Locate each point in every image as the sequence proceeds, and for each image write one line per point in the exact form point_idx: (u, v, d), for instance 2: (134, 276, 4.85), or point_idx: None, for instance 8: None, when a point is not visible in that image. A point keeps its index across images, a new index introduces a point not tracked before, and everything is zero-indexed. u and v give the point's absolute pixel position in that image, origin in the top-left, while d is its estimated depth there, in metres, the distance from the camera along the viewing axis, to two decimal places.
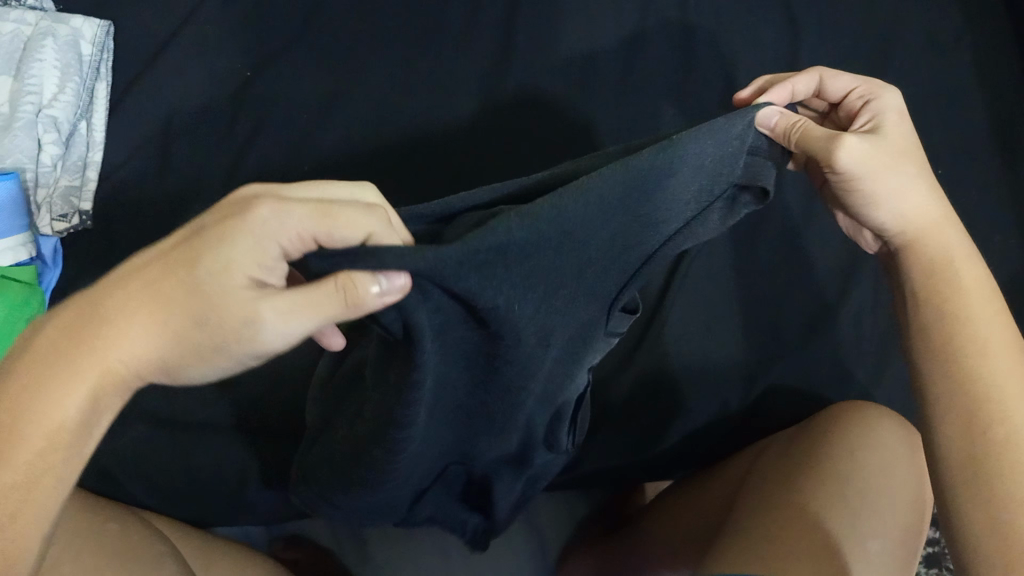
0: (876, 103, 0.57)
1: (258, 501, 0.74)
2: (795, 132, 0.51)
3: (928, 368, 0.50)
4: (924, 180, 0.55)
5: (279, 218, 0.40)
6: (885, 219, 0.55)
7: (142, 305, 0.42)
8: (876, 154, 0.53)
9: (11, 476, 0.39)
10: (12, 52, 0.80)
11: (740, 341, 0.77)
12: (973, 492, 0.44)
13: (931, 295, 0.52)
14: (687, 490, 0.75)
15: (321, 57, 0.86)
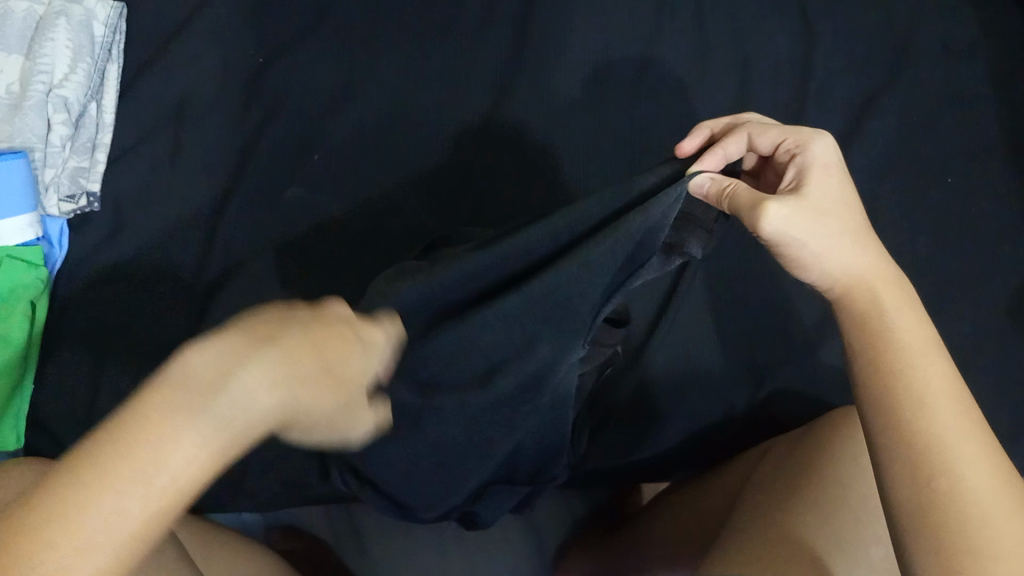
0: (803, 155, 0.53)
1: (257, 487, 0.74)
2: (725, 198, 0.51)
3: (873, 421, 0.44)
4: (854, 235, 0.49)
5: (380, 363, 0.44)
6: (818, 280, 0.49)
7: (286, 358, 0.38)
8: (803, 212, 0.48)
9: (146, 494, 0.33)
10: (24, 30, 0.79)
11: (745, 341, 0.77)
12: (923, 536, 0.39)
13: (860, 342, 0.46)
14: (692, 488, 0.75)
15: (333, 44, 0.86)
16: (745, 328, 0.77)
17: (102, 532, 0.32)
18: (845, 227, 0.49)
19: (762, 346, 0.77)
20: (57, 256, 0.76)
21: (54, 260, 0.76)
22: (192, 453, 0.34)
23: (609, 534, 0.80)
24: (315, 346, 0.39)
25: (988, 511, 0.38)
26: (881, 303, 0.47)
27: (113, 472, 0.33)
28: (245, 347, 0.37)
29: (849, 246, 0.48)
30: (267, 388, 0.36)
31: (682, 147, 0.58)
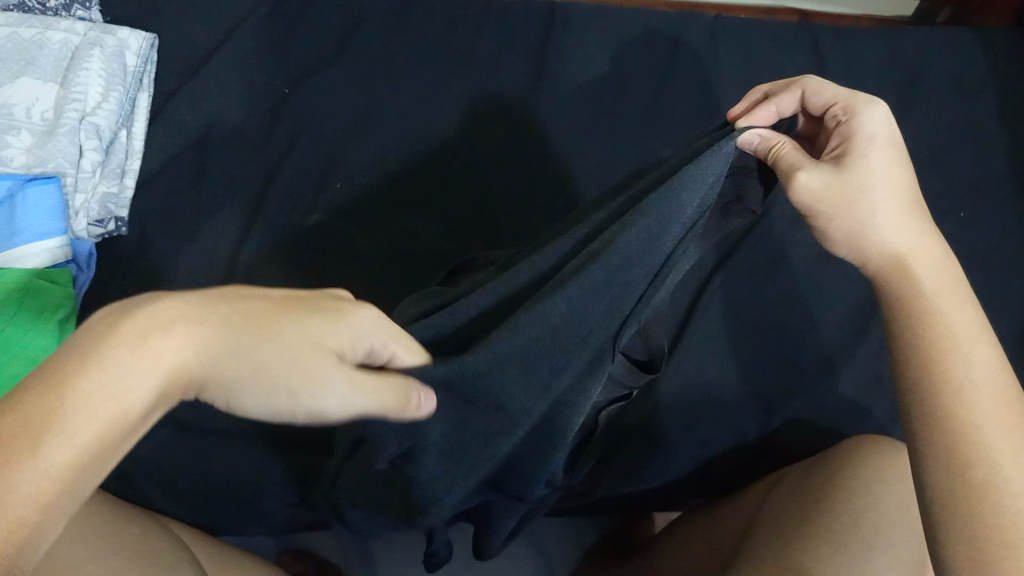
0: (850, 123, 0.53)
1: (270, 507, 0.74)
2: (770, 157, 0.49)
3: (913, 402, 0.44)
4: (897, 212, 0.51)
5: (369, 323, 0.43)
6: (861, 254, 0.51)
7: (203, 329, 0.39)
8: (837, 185, 0.50)
9: (65, 446, 0.33)
10: (59, 59, 0.82)
11: (756, 370, 0.77)
12: (955, 528, 0.39)
13: (910, 324, 0.47)
14: (703, 516, 0.75)
15: (356, 75, 0.88)
16: (755, 357, 0.78)
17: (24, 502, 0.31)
18: (886, 207, 0.51)
19: (772, 375, 0.77)
20: (86, 279, 0.75)
21: (82, 284, 0.75)
22: (133, 390, 0.36)
23: (619, 560, 0.80)
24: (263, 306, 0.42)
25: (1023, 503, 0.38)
26: (924, 288, 0.48)
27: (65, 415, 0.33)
28: (188, 301, 0.40)
29: (894, 224, 0.50)
30: (178, 345, 0.38)
31: (730, 112, 0.58)
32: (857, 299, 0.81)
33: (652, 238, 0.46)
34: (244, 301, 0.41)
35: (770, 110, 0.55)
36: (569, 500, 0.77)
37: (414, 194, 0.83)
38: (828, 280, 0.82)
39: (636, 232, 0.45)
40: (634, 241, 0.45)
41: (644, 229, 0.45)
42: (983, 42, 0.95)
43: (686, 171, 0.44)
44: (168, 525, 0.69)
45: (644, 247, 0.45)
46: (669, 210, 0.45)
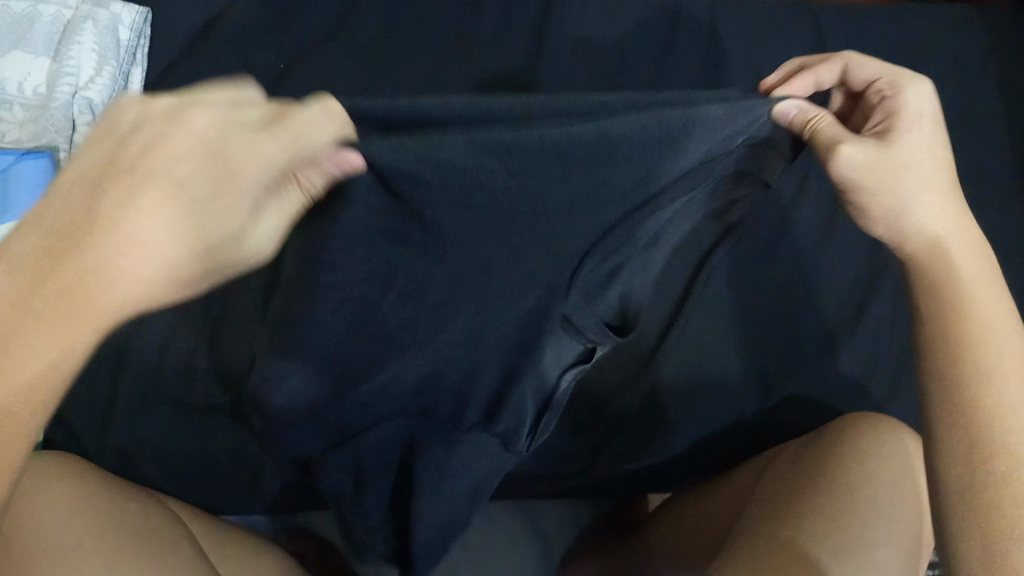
0: (896, 99, 0.53)
1: (271, 488, 0.75)
2: (805, 128, 0.45)
3: (936, 388, 0.45)
4: (943, 191, 0.50)
5: (248, 144, 0.39)
6: (886, 233, 0.51)
7: (152, 212, 0.38)
8: (874, 160, 0.49)
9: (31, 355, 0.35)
10: (53, 33, 0.81)
11: (755, 350, 0.78)
12: (974, 514, 0.40)
13: (935, 306, 0.47)
14: (699, 493, 0.75)
15: (354, 53, 0.87)
16: (754, 337, 0.78)
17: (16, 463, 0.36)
18: (927, 183, 0.49)
19: (771, 354, 0.77)
20: None
21: None
22: (108, 296, 0.37)
23: (616, 539, 0.81)
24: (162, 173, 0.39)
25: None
26: (959, 268, 0.48)
27: (17, 339, 0.35)
28: (101, 188, 0.38)
29: (930, 202, 0.49)
30: (126, 243, 0.37)
31: (768, 81, 0.56)
32: (858, 280, 0.80)
33: (657, 161, 0.39)
34: (144, 173, 0.39)
35: (809, 80, 0.55)
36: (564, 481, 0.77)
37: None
38: (828, 259, 0.81)
39: (643, 161, 0.39)
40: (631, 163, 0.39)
41: (658, 121, 0.37)
42: (981, 21, 0.95)
43: (710, 110, 0.38)
44: (169, 502, 0.69)
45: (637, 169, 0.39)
46: (668, 141, 0.38)
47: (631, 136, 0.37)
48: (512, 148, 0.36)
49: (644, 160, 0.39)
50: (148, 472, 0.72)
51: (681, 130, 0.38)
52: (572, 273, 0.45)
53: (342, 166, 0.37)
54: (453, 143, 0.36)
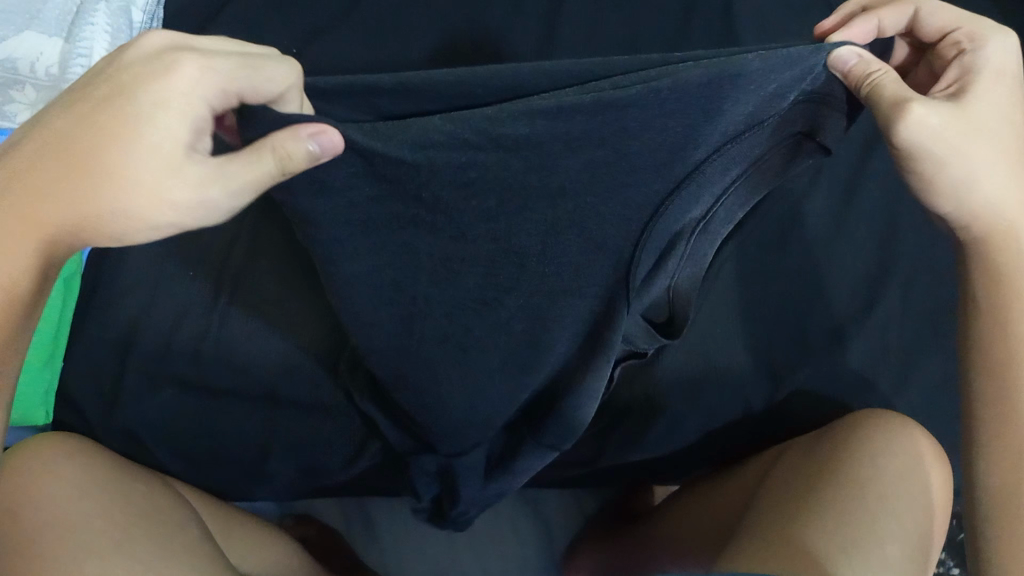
0: (976, 54, 0.51)
1: (277, 471, 0.73)
2: (863, 85, 0.43)
3: (986, 413, 0.50)
4: (1008, 165, 0.49)
5: (203, 73, 0.42)
6: (953, 208, 0.51)
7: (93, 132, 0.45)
8: (955, 125, 0.47)
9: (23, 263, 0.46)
10: (66, 14, 0.81)
11: (764, 343, 0.77)
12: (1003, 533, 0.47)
13: (991, 303, 0.52)
14: (705, 486, 0.75)
15: None
16: (764, 330, 0.77)
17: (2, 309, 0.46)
18: (1004, 155, 0.49)
19: (781, 347, 0.77)
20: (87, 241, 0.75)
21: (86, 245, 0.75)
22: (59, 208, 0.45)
23: (621, 532, 0.79)
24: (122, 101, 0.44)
25: None
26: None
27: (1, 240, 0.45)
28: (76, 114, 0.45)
29: (1005, 177, 0.50)
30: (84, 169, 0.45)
31: (825, 25, 0.56)
32: (868, 274, 0.80)
33: (699, 121, 0.40)
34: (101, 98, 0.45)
35: (873, 25, 0.53)
36: (571, 469, 0.77)
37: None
38: (839, 253, 0.81)
39: (672, 123, 0.39)
40: (658, 128, 0.39)
41: (711, 74, 0.37)
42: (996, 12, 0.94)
43: (758, 64, 0.38)
44: (177, 487, 0.69)
45: (668, 132, 0.40)
46: (713, 108, 0.39)
47: (686, 95, 0.37)
48: (534, 131, 0.37)
49: (686, 124, 0.40)
50: (156, 455, 0.72)
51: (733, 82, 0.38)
52: (637, 240, 0.47)
53: (315, 141, 0.35)
54: (460, 117, 0.37)
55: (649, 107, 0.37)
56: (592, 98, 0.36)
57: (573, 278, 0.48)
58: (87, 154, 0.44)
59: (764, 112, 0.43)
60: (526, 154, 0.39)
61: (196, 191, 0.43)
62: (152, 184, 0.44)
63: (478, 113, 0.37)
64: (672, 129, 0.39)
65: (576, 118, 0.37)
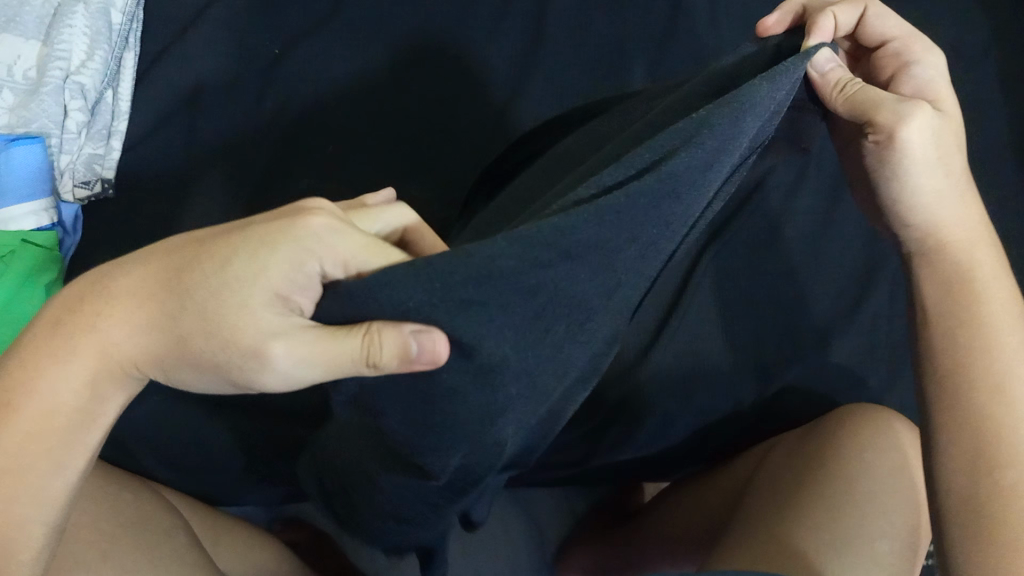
0: (910, 73, 0.55)
1: (266, 476, 0.74)
2: (837, 91, 0.50)
3: (942, 408, 0.48)
4: (953, 176, 0.53)
5: (325, 233, 0.40)
6: (919, 221, 0.53)
7: (153, 274, 0.44)
8: (934, 131, 0.51)
9: (36, 408, 0.44)
10: (42, 15, 0.80)
11: (752, 340, 0.77)
12: (974, 521, 0.44)
13: (942, 303, 0.51)
14: (692, 484, 0.75)
15: (348, 35, 0.85)
16: (752, 328, 0.77)
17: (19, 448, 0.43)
18: (958, 173, 0.53)
19: (769, 345, 0.77)
20: (71, 242, 0.75)
21: (68, 246, 0.75)
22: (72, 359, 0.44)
23: (609, 529, 0.80)
24: (194, 246, 0.44)
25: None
26: (980, 262, 0.52)
27: (29, 378, 0.44)
28: (147, 258, 0.45)
29: (957, 194, 0.53)
30: (131, 315, 0.43)
31: (766, 23, 0.56)
32: (855, 271, 0.80)
33: (721, 151, 0.40)
34: (173, 249, 0.44)
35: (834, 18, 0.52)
36: (561, 470, 0.77)
37: (394, 144, 0.82)
38: (825, 252, 0.81)
39: (707, 170, 0.40)
40: (663, 206, 0.39)
41: (733, 108, 0.40)
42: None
43: (760, 84, 0.40)
44: (164, 493, 0.68)
45: (681, 188, 0.39)
46: (731, 132, 0.40)
47: (726, 134, 0.40)
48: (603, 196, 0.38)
49: (715, 161, 0.40)
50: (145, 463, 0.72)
51: (737, 104, 0.40)
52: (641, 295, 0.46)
53: (418, 339, 0.38)
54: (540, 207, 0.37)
55: (698, 146, 0.39)
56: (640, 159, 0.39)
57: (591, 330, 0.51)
58: (134, 301, 0.43)
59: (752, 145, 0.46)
60: (602, 239, 0.38)
61: (258, 347, 0.41)
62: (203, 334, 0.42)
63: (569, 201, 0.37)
64: (708, 169, 0.41)
65: (663, 186, 0.38)
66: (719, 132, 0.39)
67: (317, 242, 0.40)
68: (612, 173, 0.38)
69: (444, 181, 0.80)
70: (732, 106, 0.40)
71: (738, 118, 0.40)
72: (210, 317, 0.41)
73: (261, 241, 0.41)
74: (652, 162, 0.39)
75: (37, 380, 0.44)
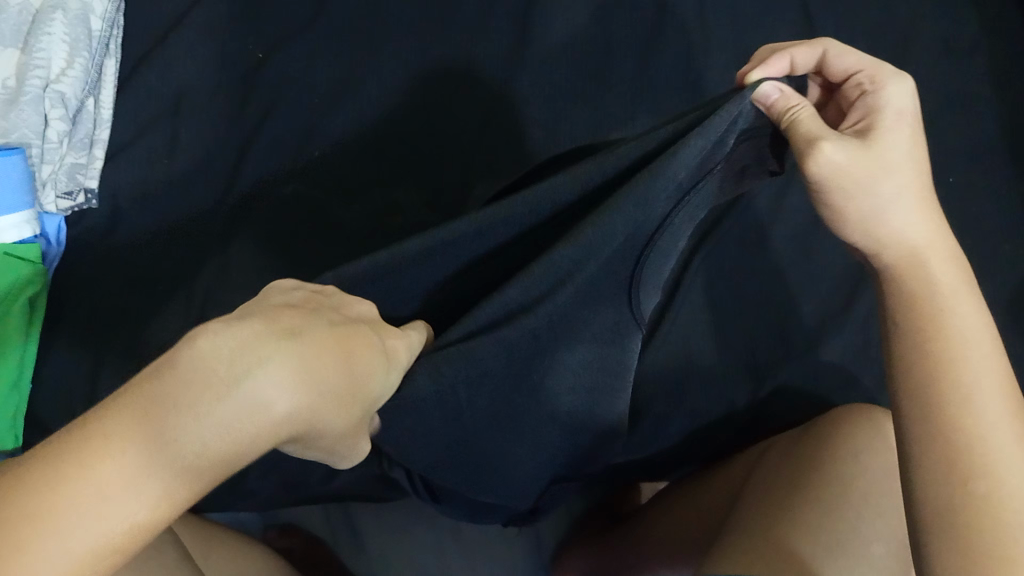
0: (876, 95, 0.53)
1: (256, 487, 0.73)
2: (785, 120, 0.50)
3: (913, 417, 0.46)
4: (914, 196, 0.50)
5: (408, 366, 0.47)
6: (865, 240, 0.51)
7: (304, 362, 0.36)
8: (864, 158, 0.50)
9: (137, 510, 0.32)
10: (18, 23, 0.78)
11: (743, 341, 0.76)
12: (948, 530, 0.42)
13: (906, 323, 0.49)
14: (686, 488, 0.75)
15: (331, 37, 0.84)
16: (742, 329, 0.77)
17: (105, 549, 0.31)
18: (913, 192, 0.50)
19: (761, 345, 0.76)
20: (55, 254, 0.76)
21: (52, 258, 0.75)
22: (213, 447, 0.34)
23: (607, 533, 0.79)
24: (333, 343, 0.38)
25: (1011, 519, 0.41)
26: (938, 282, 0.49)
27: (135, 459, 0.32)
28: (296, 345, 0.37)
29: (912, 209, 0.50)
30: (279, 402, 0.35)
31: (741, 69, 0.56)
32: (846, 270, 0.80)
33: (649, 204, 0.49)
34: (318, 340, 0.38)
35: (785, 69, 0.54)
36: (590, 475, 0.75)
37: (387, 152, 0.81)
38: (816, 250, 0.80)
39: (647, 216, 0.50)
40: (599, 258, 0.51)
41: (666, 173, 0.48)
42: None
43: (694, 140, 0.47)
44: None
45: (598, 245, 0.50)
46: (660, 187, 0.48)
47: (659, 187, 0.48)
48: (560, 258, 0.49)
49: (663, 194, 0.49)
50: None
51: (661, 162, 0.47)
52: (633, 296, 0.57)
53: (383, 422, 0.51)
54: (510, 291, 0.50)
55: (632, 210, 0.49)
56: (593, 227, 0.48)
57: (612, 328, 0.59)
58: (289, 392, 0.35)
59: (705, 163, 0.51)
60: (558, 289, 0.51)
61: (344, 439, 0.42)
62: (322, 420, 0.38)
63: (540, 267, 0.49)
64: (650, 211, 0.50)
65: (601, 241, 0.49)
66: (648, 203, 0.49)
67: (402, 358, 0.46)
68: (570, 246, 0.49)
69: (431, 185, 0.80)
70: (657, 171, 0.48)
71: (671, 177, 0.48)
72: (325, 412, 0.38)
73: (364, 351, 0.41)
74: (603, 238, 0.49)
75: (142, 469, 0.32)
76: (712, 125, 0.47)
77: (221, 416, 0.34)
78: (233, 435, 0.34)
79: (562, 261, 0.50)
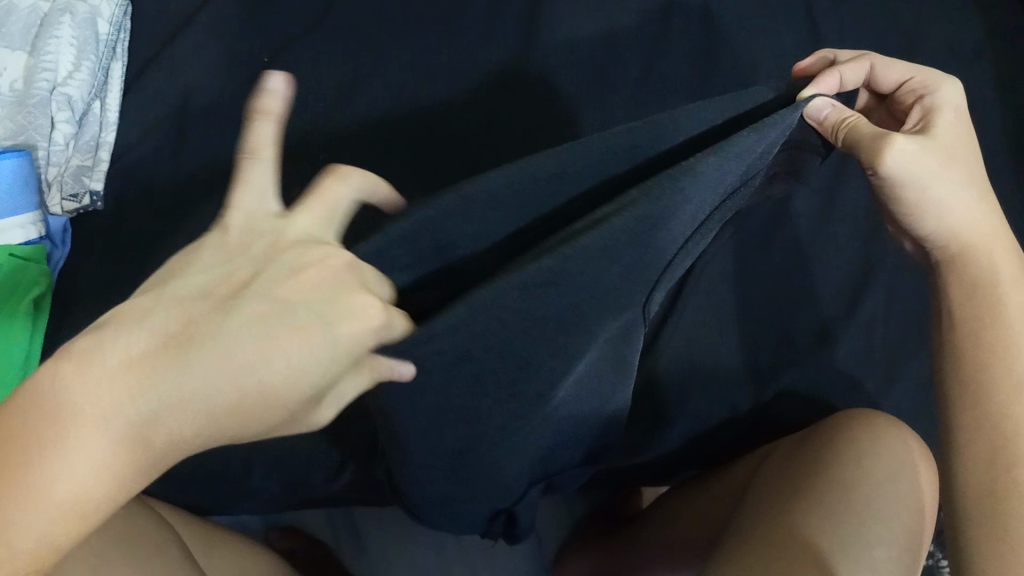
0: (933, 97, 0.55)
1: (259, 487, 0.73)
2: (841, 131, 0.50)
3: (957, 416, 0.47)
4: (973, 188, 0.52)
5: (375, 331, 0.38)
6: (934, 232, 0.53)
7: (180, 344, 0.36)
8: (925, 155, 0.51)
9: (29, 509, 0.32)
10: (28, 27, 0.80)
11: (747, 346, 0.76)
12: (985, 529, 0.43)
13: (965, 312, 0.50)
14: (686, 492, 0.75)
15: (335, 42, 0.85)
16: (745, 333, 0.77)
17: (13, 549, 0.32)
18: (972, 184, 0.52)
19: (763, 349, 0.76)
20: (61, 254, 0.76)
21: (57, 259, 0.76)
22: (96, 438, 0.34)
23: (609, 537, 0.79)
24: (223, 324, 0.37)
25: None
26: (998, 269, 0.50)
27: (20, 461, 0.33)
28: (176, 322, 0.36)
29: (971, 200, 0.51)
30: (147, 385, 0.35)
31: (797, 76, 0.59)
32: (850, 273, 0.80)
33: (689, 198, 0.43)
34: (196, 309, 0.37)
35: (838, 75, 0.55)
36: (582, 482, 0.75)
37: (393, 147, 0.81)
38: (819, 253, 0.80)
39: (683, 213, 0.43)
40: (617, 261, 0.42)
41: (711, 165, 0.42)
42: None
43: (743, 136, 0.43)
44: (157, 506, 0.68)
45: (630, 245, 0.41)
46: (707, 180, 0.43)
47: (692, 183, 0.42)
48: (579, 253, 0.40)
49: (695, 197, 0.43)
50: None
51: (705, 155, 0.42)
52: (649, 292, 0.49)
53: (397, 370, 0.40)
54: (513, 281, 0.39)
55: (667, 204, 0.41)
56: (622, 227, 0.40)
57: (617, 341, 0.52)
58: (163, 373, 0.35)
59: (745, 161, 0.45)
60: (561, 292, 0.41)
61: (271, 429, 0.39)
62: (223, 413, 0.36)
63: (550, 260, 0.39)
64: (686, 213, 0.44)
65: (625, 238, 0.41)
66: (693, 193, 0.43)
67: (366, 332, 0.38)
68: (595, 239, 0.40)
69: (434, 178, 0.80)
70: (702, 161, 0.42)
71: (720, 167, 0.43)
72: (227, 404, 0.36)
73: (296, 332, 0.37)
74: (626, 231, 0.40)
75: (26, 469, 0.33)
76: (764, 125, 0.44)
77: (76, 407, 0.34)
78: (111, 424, 0.34)
79: (580, 261, 0.40)
